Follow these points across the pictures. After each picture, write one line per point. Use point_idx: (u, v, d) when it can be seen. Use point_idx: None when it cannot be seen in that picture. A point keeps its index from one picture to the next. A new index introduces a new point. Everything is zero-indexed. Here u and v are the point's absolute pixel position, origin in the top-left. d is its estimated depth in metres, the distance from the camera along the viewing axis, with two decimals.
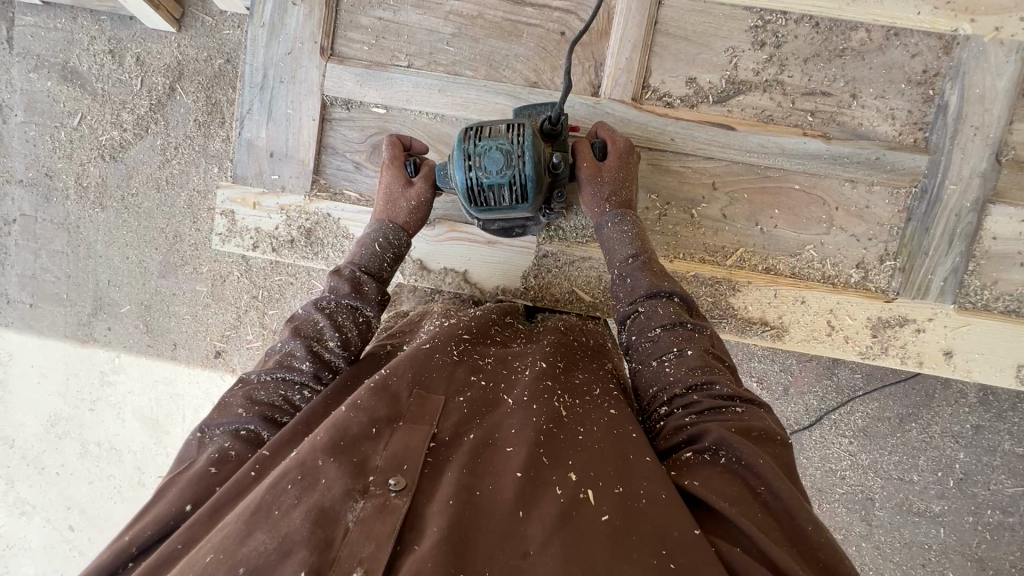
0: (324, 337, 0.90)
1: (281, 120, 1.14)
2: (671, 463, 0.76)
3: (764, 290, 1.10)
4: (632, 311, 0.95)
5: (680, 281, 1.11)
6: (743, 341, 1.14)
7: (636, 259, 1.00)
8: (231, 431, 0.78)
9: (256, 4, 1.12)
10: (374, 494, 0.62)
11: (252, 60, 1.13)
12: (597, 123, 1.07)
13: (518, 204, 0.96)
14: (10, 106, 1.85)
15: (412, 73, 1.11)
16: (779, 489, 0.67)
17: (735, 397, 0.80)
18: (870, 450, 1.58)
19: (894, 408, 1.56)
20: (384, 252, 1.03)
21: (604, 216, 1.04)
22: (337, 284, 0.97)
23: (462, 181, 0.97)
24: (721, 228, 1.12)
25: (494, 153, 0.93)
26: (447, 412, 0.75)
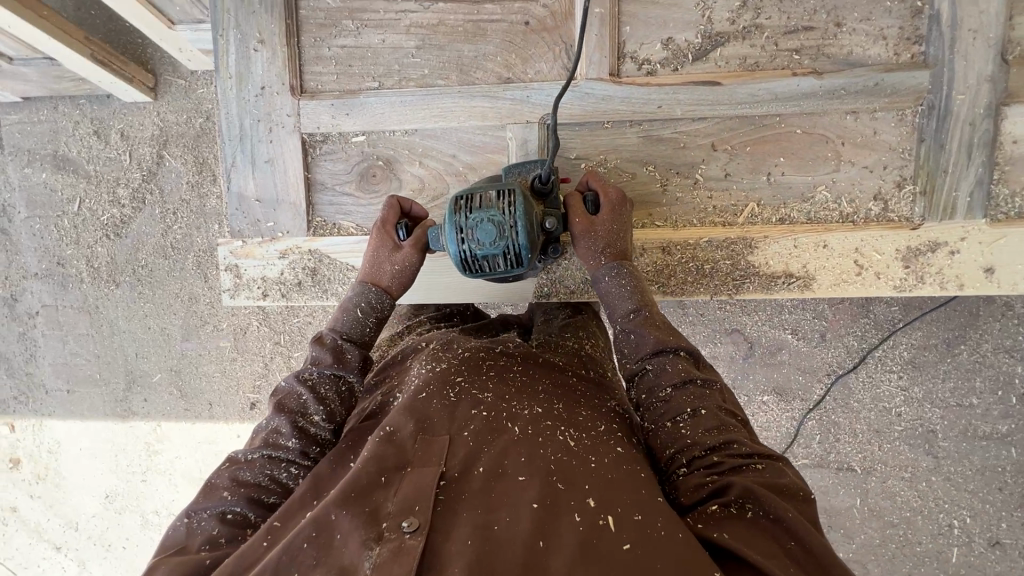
0: (309, 411, 0.89)
1: (265, 167, 1.14)
2: (695, 517, 0.75)
3: (783, 241, 1.06)
4: (640, 368, 0.93)
5: (692, 248, 1.08)
6: (771, 297, 1.10)
7: (637, 316, 0.98)
8: (218, 515, 0.78)
9: (220, 57, 1.12)
10: (389, 539, 0.64)
11: (226, 113, 1.13)
12: (588, 173, 1.05)
13: (514, 270, 0.96)
14: (12, 204, 1.90)
15: (386, 94, 1.10)
16: (809, 543, 0.68)
17: (754, 454, 0.80)
18: (922, 381, 1.52)
19: (940, 333, 1.50)
20: (367, 316, 1.00)
21: (600, 269, 1.02)
22: (320, 353, 0.95)
23: (456, 253, 0.96)
24: (728, 187, 1.08)
25: (486, 227, 0.92)
26: (456, 447, 0.75)
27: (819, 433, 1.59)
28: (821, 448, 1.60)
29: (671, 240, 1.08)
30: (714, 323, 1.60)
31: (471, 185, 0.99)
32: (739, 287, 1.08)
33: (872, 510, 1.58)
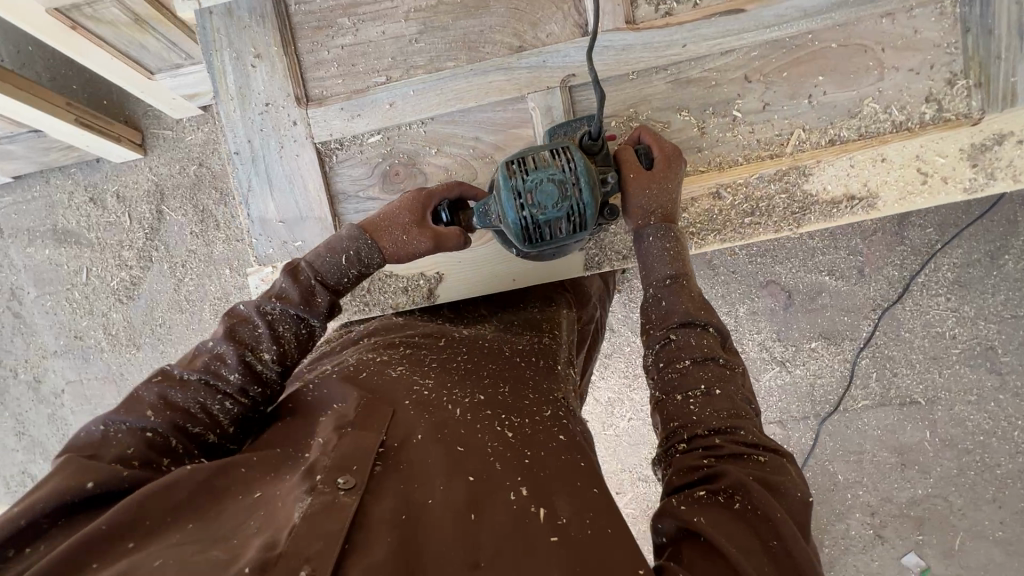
0: (260, 347, 0.84)
1: (283, 185, 1.09)
2: (682, 498, 0.75)
3: (838, 163, 1.01)
4: (665, 337, 0.91)
5: (744, 188, 1.03)
6: (835, 225, 1.05)
7: (673, 283, 0.95)
8: (137, 433, 0.74)
9: (218, 80, 1.08)
10: (322, 491, 0.62)
11: (234, 137, 1.08)
12: (639, 127, 1.00)
13: (577, 234, 0.93)
14: (20, 286, 1.86)
15: (397, 86, 1.05)
16: (792, 546, 0.68)
17: (758, 445, 0.80)
18: (972, 299, 1.54)
19: (984, 247, 1.52)
20: (349, 266, 0.93)
21: (647, 229, 0.98)
22: (290, 288, 0.89)
23: (514, 222, 0.92)
24: (769, 118, 1.02)
25: (548, 187, 0.88)
26: (398, 421, 0.76)
27: (875, 370, 1.62)
28: (880, 384, 1.62)
29: (720, 184, 1.03)
30: (750, 279, 1.65)
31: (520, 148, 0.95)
32: (800, 221, 1.03)
33: (945, 439, 1.59)
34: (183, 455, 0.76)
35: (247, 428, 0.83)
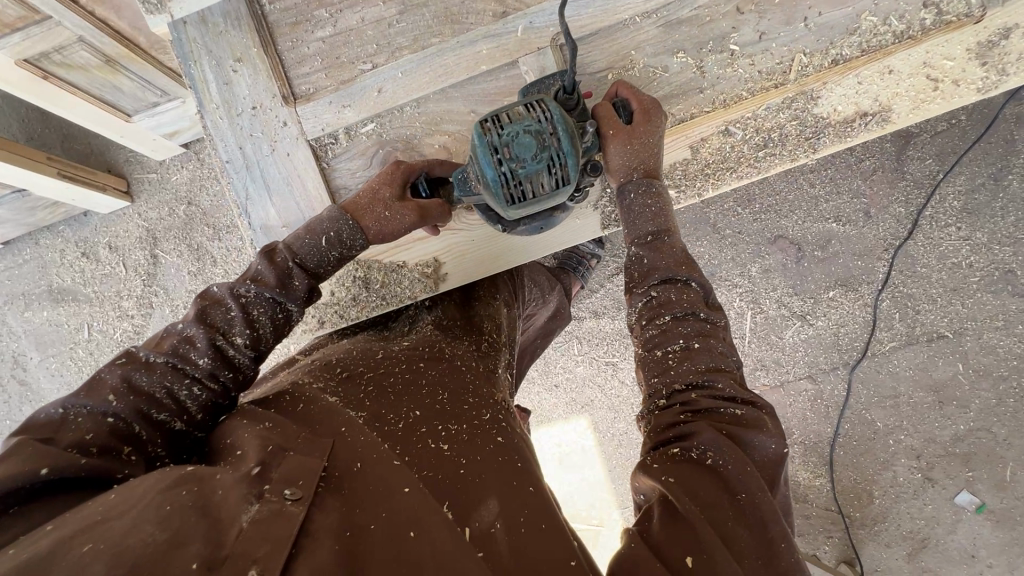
0: (232, 331, 0.93)
1: (282, 188, 1.08)
2: (659, 455, 0.84)
3: (844, 82, 0.99)
4: (648, 296, 0.99)
5: (752, 121, 1.02)
6: (850, 146, 1.04)
7: (652, 240, 1.00)
8: (99, 416, 0.81)
9: (200, 89, 1.06)
10: (270, 500, 0.71)
11: (225, 146, 1.07)
12: (616, 81, 1.01)
13: (560, 187, 0.93)
14: None
15: (384, 70, 1.05)
16: (759, 501, 0.75)
17: (735, 399, 0.87)
18: (983, 225, 1.73)
19: (985, 169, 1.72)
20: (330, 248, 1.00)
21: (629, 183, 1.00)
22: (266, 271, 0.96)
23: (494, 177, 0.91)
24: (767, 47, 1.00)
25: (525, 138, 0.89)
26: (339, 447, 0.85)
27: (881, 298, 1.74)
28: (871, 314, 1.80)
29: (728, 120, 1.02)
30: (756, 237, 1.87)
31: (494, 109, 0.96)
32: (816, 145, 1.03)
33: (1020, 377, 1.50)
34: (146, 440, 0.84)
35: (213, 412, 0.92)
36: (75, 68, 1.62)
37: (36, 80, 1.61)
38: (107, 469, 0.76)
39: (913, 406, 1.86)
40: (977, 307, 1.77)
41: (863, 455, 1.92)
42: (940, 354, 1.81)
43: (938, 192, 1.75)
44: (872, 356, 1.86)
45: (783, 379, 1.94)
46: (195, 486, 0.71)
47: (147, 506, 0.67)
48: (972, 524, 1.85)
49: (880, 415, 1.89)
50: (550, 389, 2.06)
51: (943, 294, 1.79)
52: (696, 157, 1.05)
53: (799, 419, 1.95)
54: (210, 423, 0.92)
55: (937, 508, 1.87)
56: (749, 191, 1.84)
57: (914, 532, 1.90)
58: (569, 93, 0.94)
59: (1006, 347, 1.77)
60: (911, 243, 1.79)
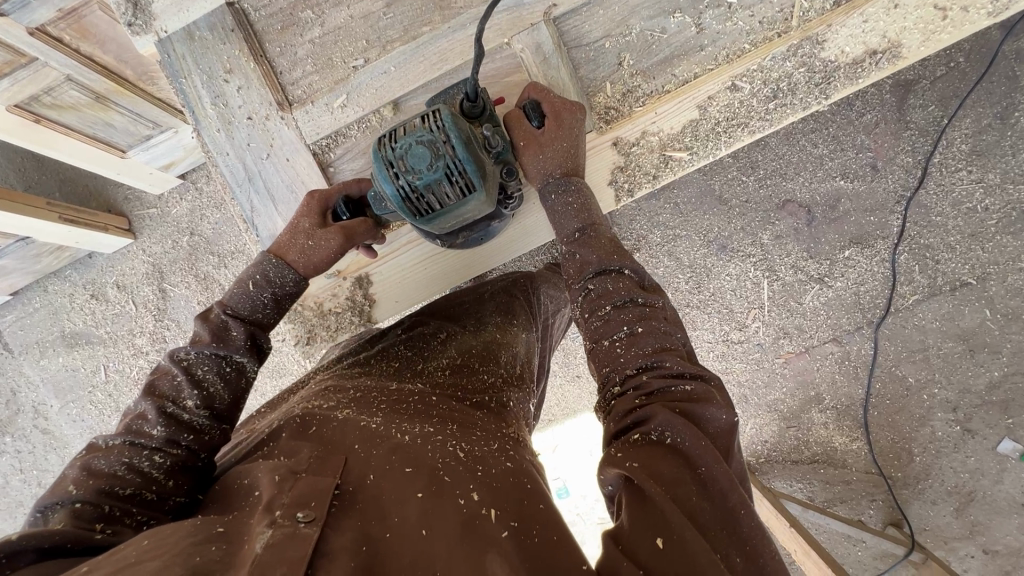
0: (181, 396, 0.91)
1: (285, 195, 1.08)
2: (621, 444, 0.80)
3: (849, 22, 0.97)
4: (586, 288, 0.99)
5: (759, 70, 1.00)
6: (861, 88, 1.02)
7: (580, 235, 1.02)
8: (66, 508, 0.78)
9: (192, 103, 1.05)
10: (283, 524, 0.69)
11: (224, 158, 1.07)
12: (527, 84, 1.02)
13: (467, 196, 0.94)
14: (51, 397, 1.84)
15: (377, 65, 1.04)
16: (715, 471, 0.72)
17: (683, 374, 0.85)
18: (995, 165, 1.70)
19: (991, 108, 1.68)
20: (261, 291, 1.02)
21: (548, 188, 1.03)
22: (201, 331, 0.98)
23: (394, 192, 0.94)
24: None
25: (417, 149, 0.91)
26: (351, 462, 0.84)
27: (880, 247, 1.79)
28: (876, 265, 1.81)
29: (734, 76, 1.01)
30: (763, 203, 1.83)
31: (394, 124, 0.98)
32: (826, 92, 1.01)
33: None
34: (121, 515, 0.80)
35: (187, 478, 0.87)
36: (66, 108, 1.61)
37: (29, 125, 1.61)
38: (85, 533, 0.73)
39: (944, 357, 1.81)
40: (998, 250, 1.73)
41: (898, 413, 1.87)
42: (966, 301, 1.77)
43: (944, 138, 1.71)
44: (896, 311, 1.82)
45: (808, 345, 1.89)
46: (225, 543, 0.69)
47: (176, 554, 0.65)
48: (1019, 471, 1.80)
49: (912, 370, 1.84)
50: (572, 380, 2.02)
51: (962, 241, 1.74)
52: (705, 117, 1.04)
53: (829, 383, 1.91)
54: (192, 487, 0.87)
55: (980, 459, 1.83)
56: (751, 157, 1.81)
57: (960, 487, 1.85)
58: (473, 100, 0.94)
59: None
60: (923, 192, 1.75)
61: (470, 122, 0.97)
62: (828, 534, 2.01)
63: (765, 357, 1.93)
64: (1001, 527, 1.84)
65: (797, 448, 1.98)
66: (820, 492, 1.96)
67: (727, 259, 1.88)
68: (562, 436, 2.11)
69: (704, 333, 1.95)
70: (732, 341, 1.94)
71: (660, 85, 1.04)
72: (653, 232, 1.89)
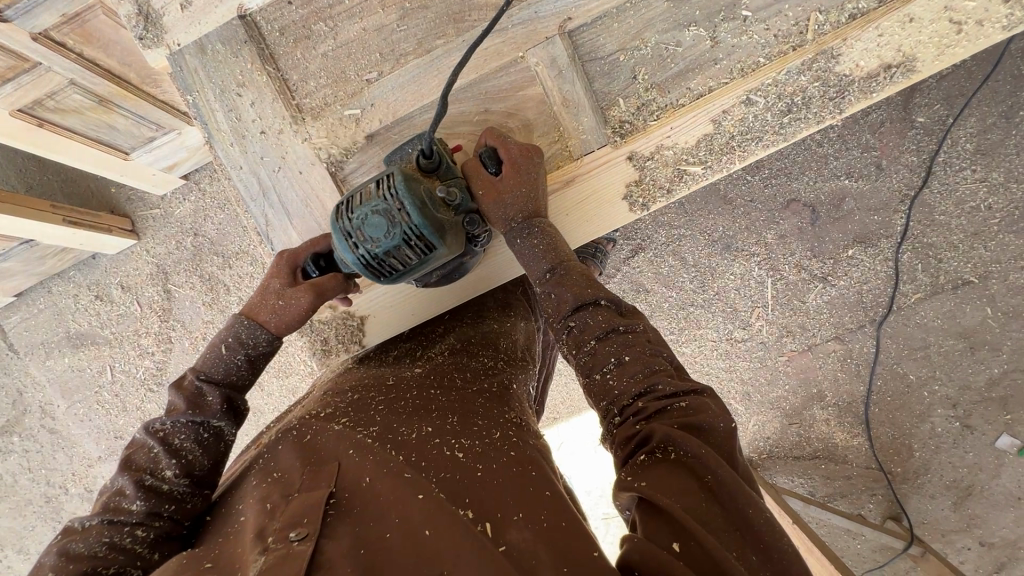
0: (159, 467, 0.91)
1: (301, 210, 1.08)
2: (630, 467, 0.80)
3: (864, 35, 0.97)
4: (566, 328, 0.97)
5: (776, 85, 1.00)
6: (874, 101, 1.02)
7: (551, 276, 1.00)
8: None
9: (206, 117, 1.05)
10: (275, 549, 0.73)
11: (239, 174, 1.07)
12: (482, 131, 1.02)
13: (427, 255, 0.95)
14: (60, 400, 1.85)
15: (391, 80, 1.04)
16: (722, 475, 0.74)
17: (678, 393, 0.85)
18: (1000, 165, 1.70)
19: (998, 108, 1.68)
20: (234, 354, 1.01)
21: (512, 232, 1.03)
22: (175, 399, 0.98)
23: (356, 260, 0.96)
24: (779, 10, 0.99)
25: (373, 220, 0.92)
26: (345, 467, 0.86)
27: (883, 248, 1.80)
28: (881, 265, 1.82)
29: (748, 89, 1.01)
30: (769, 203, 1.84)
31: (355, 190, 1.00)
32: (840, 106, 1.01)
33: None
34: None
35: (172, 549, 0.88)
36: (70, 112, 1.60)
37: (31, 129, 1.59)
38: None
39: (946, 355, 1.84)
40: (1001, 250, 1.74)
41: (899, 410, 1.90)
42: (968, 300, 1.79)
43: (950, 137, 1.71)
44: (898, 310, 1.84)
45: (811, 343, 1.91)
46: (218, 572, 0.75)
47: None
48: (1017, 466, 1.84)
49: (914, 368, 1.86)
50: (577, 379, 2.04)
51: (965, 240, 1.76)
52: (720, 131, 1.04)
53: (831, 380, 1.93)
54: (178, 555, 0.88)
55: (979, 454, 1.86)
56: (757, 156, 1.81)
57: (958, 481, 1.89)
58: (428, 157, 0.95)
59: None
60: (927, 192, 1.75)
61: (427, 179, 0.97)
62: (829, 528, 2.05)
63: (768, 355, 1.95)
64: (997, 520, 1.88)
65: (799, 444, 2.00)
66: (821, 486, 2.00)
67: (732, 258, 1.89)
68: (565, 432, 2.14)
69: (708, 331, 1.96)
70: (736, 339, 1.95)
71: (675, 99, 1.04)
72: (658, 232, 1.90)
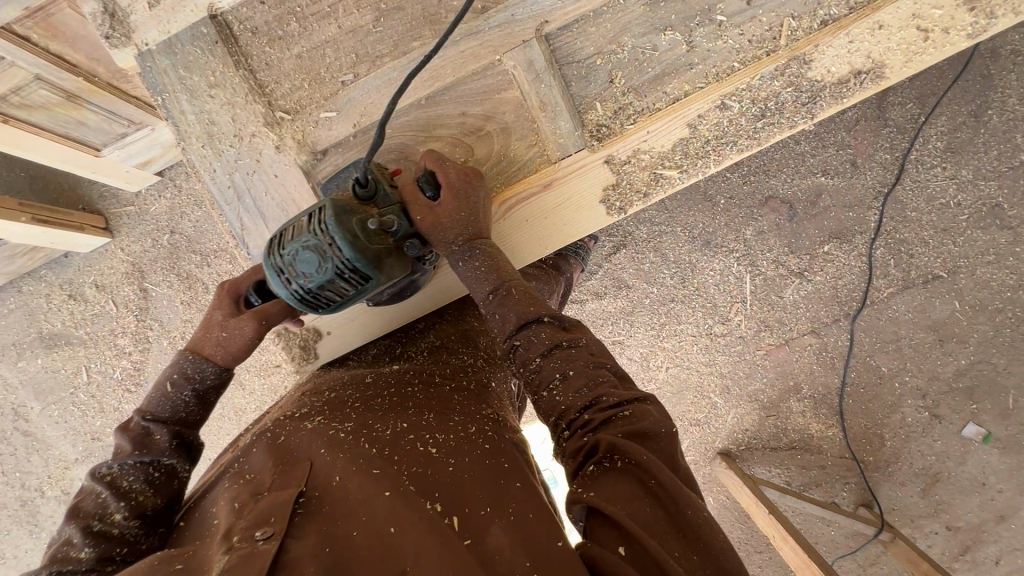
0: (107, 512, 0.89)
1: (276, 212, 1.06)
2: (580, 479, 0.81)
3: (835, 42, 1.00)
4: (512, 347, 0.97)
5: (750, 89, 1.02)
6: (846, 106, 1.05)
7: (494, 298, 0.99)
8: None
9: (177, 118, 1.03)
10: (240, 547, 0.72)
11: (212, 177, 1.05)
12: (420, 154, 1.01)
13: (363, 285, 0.94)
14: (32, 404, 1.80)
15: (367, 82, 1.04)
16: (664, 479, 0.76)
17: (622, 403, 0.86)
18: (968, 163, 1.75)
19: (966, 107, 1.73)
20: (180, 391, 1.00)
21: (455, 254, 1.01)
22: (122, 442, 0.96)
23: (290, 294, 0.95)
24: (754, 15, 1.01)
25: (303, 256, 0.91)
26: (316, 466, 0.86)
27: (857, 244, 1.85)
28: (855, 261, 1.86)
29: (723, 94, 1.03)
30: (747, 200, 1.87)
31: (288, 221, 0.98)
32: (813, 111, 1.03)
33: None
34: None
35: None
36: (36, 108, 1.55)
37: None
38: None
39: (915, 347, 1.89)
40: (968, 245, 1.80)
41: (872, 401, 1.96)
42: (937, 294, 1.84)
43: (921, 135, 1.76)
44: (871, 304, 1.88)
45: (787, 337, 1.96)
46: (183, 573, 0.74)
47: None
48: (981, 453, 1.92)
49: (885, 360, 1.92)
50: None
51: (935, 236, 1.81)
52: (696, 134, 1.05)
53: (807, 373, 1.97)
54: None
55: (946, 442, 1.93)
56: None
57: (927, 469, 1.96)
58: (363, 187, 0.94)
59: (999, 280, 1.80)
60: (899, 189, 1.80)
61: (364, 207, 0.96)
62: (805, 516, 2.11)
63: (747, 349, 1.98)
64: (963, 504, 1.96)
65: (776, 435, 2.05)
66: (797, 476, 2.05)
67: (711, 254, 1.92)
68: None
69: (688, 326, 1.99)
70: (716, 334, 1.98)
71: (651, 103, 1.06)
72: (639, 228, 1.93)
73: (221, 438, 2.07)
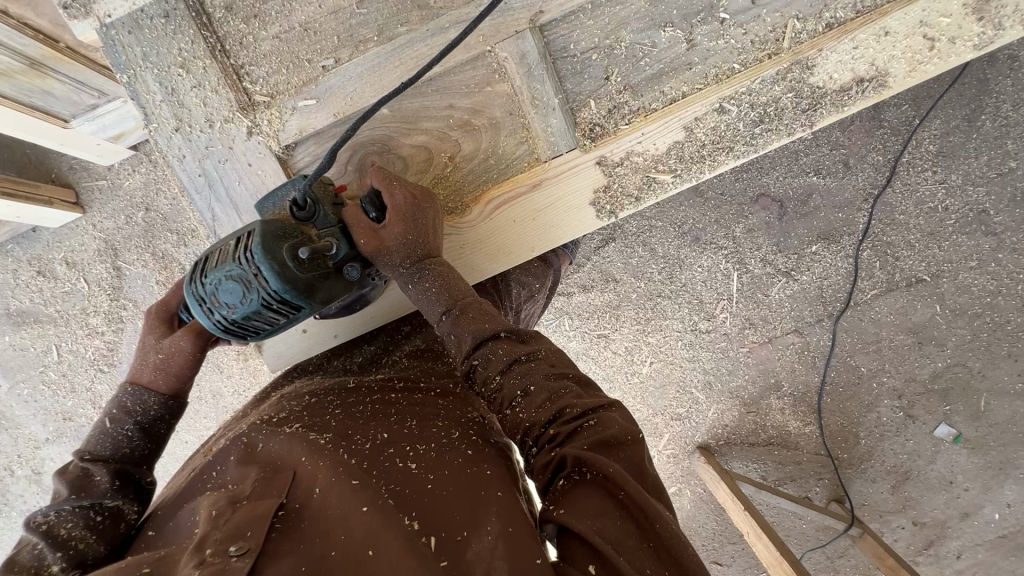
0: (44, 563, 0.82)
1: (249, 203, 1.01)
2: (548, 497, 0.80)
3: (839, 47, 0.96)
4: (470, 366, 0.94)
5: (750, 92, 0.99)
6: (846, 114, 1.02)
7: (447, 318, 0.96)
8: None
9: (145, 100, 0.97)
10: (211, 564, 0.68)
11: (182, 165, 1.00)
12: (368, 172, 0.97)
13: (294, 314, 0.90)
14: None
15: (348, 68, 0.99)
16: (635, 493, 0.75)
17: (586, 412, 0.85)
18: (958, 168, 1.74)
19: (960, 111, 1.71)
20: (121, 424, 0.98)
21: (404, 278, 0.98)
22: (60, 487, 0.91)
23: (214, 324, 0.90)
24: (758, 15, 0.98)
25: (225, 286, 0.85)
26: (298, 477, 0.83)
27: (845, 245, 1.84)
28: (844, 262, 1.86)
29: (722, 96, 0.99)
30: (738, 197, 1.85)
31: (215, 243, 0.92)
32: (814, 118, 1.00)
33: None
34: None
35: None
36: None
37: None
38: None
39: (894, 349, 1.91)
40: (953, 250, 1.80)
41: (849, 400, 1.98)
42: (919, 297, 1.85)
43: (914, 138, 1.74)
44: (855, 305, 1.89)
45: (771, 335, 1.96)
46: None
47: None
48: (951, 453, 1.96)
49: (864, 361, 1.94)
50: None
51: (921, 240, 1.81)
52: (692, 138, 1.02)
53: (788, 371, 1.98)
54: None
55: (918, 442, 1.97)
56: None
57: (898, 466, 2.00)
58: (300, 207, 0.90)
59: (980, 285, 1.82)
60: (890, 191, 1.79)
61: (298, 230, 0.91)
62: (778, 510, 2.14)
63: (730, 347, 1.98)
64: (930, 502, 2.01)
65: (755, 431, 2.06)
66: (773, 471, 2.08)
67: (700, 250, 1.90)
68: None
69: (674, 322, 1.97)
70: (700, 330, 1.98)
71: (647, 103, 1.02)
72: (629, 222, 1.90)
73: (195, 422, 2.03)
